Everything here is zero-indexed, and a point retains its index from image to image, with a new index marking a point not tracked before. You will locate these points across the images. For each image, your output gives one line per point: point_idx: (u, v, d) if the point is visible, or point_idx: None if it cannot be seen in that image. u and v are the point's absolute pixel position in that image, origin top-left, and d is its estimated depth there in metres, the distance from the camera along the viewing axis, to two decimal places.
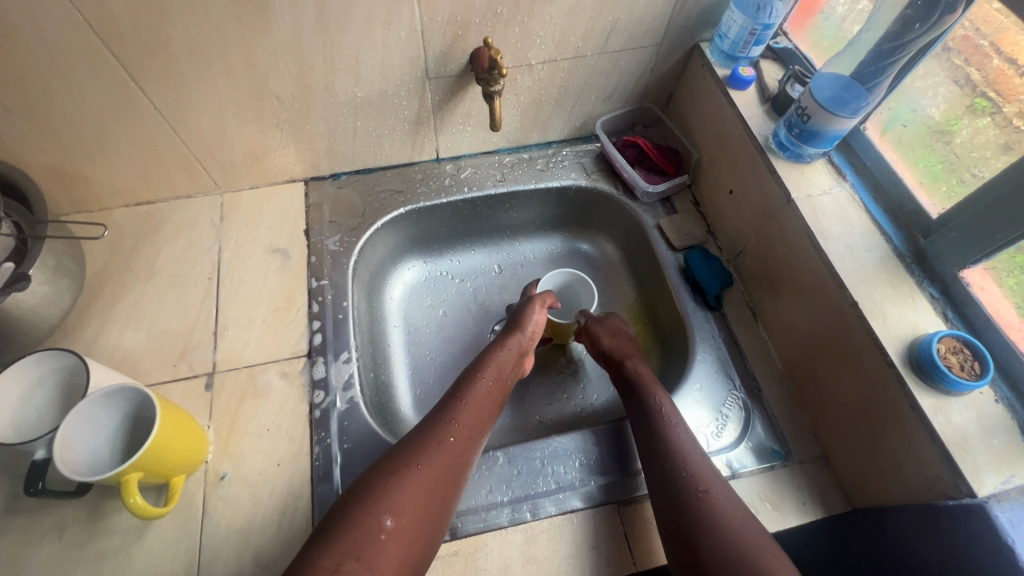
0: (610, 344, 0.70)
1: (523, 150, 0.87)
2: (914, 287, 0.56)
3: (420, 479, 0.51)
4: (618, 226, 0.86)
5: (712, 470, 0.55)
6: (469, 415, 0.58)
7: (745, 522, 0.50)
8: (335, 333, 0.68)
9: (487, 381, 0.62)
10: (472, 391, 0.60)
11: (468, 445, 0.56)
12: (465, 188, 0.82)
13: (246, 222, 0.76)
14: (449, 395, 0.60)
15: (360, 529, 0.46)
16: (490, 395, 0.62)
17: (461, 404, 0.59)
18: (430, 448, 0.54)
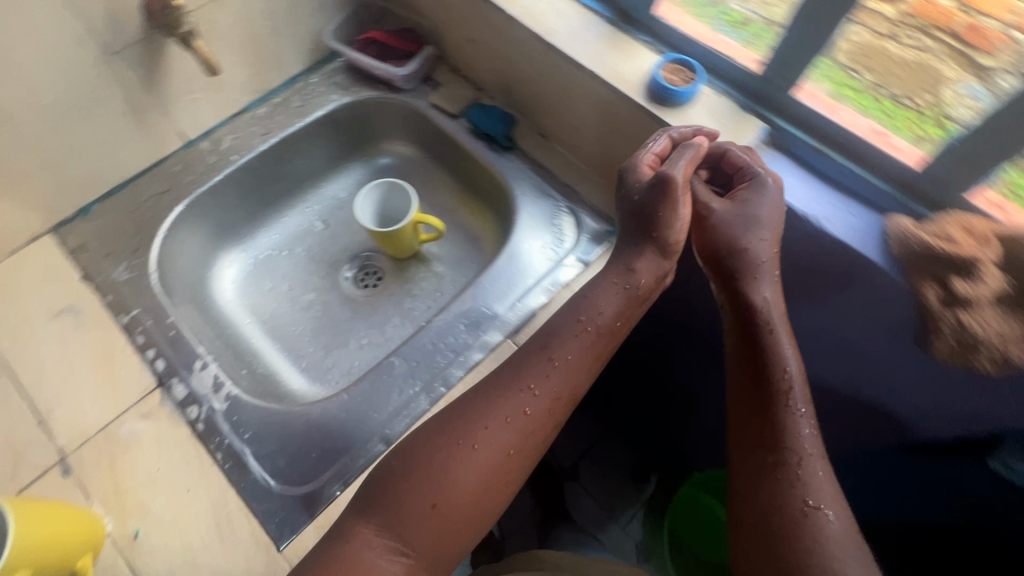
0: (743, 254, 0.53)
1: (272, 96, 0.82)
2: (632, 42, 0.65)
3: (480, 457, 0.48)
4: (401, 124, 0.86)
5: (824, 473, 0.47)
6: (562, 381, 0.52)
7: (839, 534, 0.44)
8: (176, 350, 0.64)
9: (584, 327, 0.53)
10: (563, 348, 0.52)
11: (549, 421, 0.51)
12: (233, 156, 0.77)
13: (9, 302, 0.65)
14: (535, 354, 0.52)
15: (406, 505, 0.46)
16: (594, 351, 0.53)
17: (546, 373, 0.51)
18: (494, 423, 0.49)
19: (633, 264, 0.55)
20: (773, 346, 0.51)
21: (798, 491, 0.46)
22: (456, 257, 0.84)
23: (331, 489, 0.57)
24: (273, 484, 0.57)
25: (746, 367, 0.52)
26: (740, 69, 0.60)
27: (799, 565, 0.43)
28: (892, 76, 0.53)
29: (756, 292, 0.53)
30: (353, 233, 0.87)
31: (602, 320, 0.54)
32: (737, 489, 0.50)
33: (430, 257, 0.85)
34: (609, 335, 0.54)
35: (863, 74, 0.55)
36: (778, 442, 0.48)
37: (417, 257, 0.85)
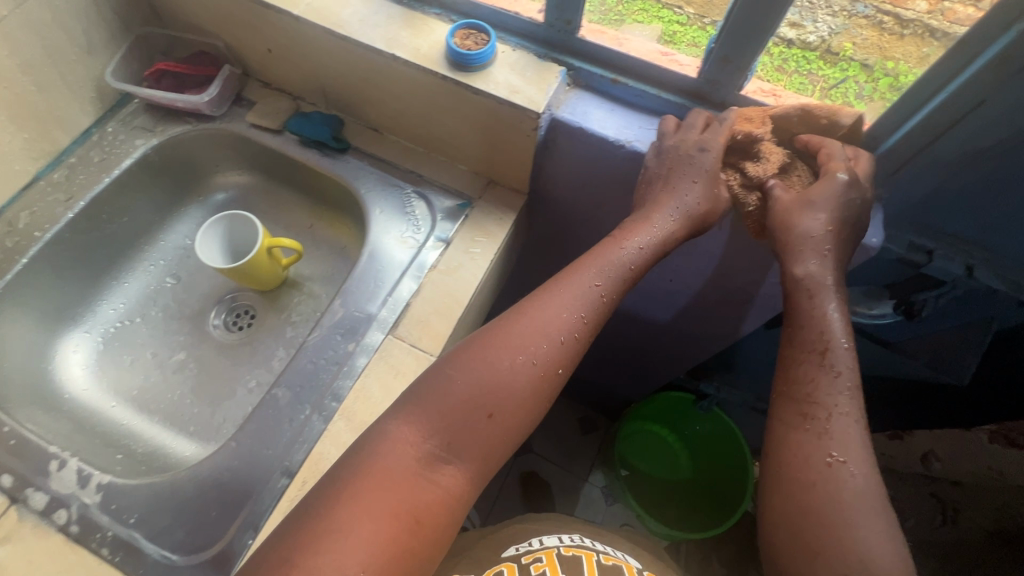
0: (796, 231, 0.54)
1: (65, 157, 0.74)
2: (422, 18, 0.65)
3: (528, 373, 0.51)
4: (226, 152, 0.81)
5: (853, 431, 0.48)
6: (601, 310, 0.55)
7: (857, 487, 0.46)
8: (23, 457, 0.57)
9: (623, 256, 0.56)
10: (608, 270, 0.55)
11: (587, 340, 0.55)
12: (36, 232, 0.69)
13: None
14: (576, 280, 0.55)
15: (463, 407, 0.49)
16: (628, 277, 0.56)
17: (587, 295, 0.55)
18: (543, 339, 0.52)
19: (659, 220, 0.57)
20: (798, 302, 0.54)
21: (822, 440, 0.48)
22: (326, 271, 0.81)
23: (241, 539, 0.54)
24: (174, 556, 0.54)
25: (790, 323, 0.54)
26: (526, 22, 0.63)
27: (817, 500, 0.46)
28: (708, 7, 0.57)
29: (798, 264, 0.54)
30: (209, 278, 0.81)
31: (632, 272, 0.56)
32: (773, 434, 0.52)
33: (298, 281, 0.81)
34: (631, 281, 0.57)
35: (686, 8, 0.58)
36: (809, 397, 0.50)
37: (286, 283, 0.81)
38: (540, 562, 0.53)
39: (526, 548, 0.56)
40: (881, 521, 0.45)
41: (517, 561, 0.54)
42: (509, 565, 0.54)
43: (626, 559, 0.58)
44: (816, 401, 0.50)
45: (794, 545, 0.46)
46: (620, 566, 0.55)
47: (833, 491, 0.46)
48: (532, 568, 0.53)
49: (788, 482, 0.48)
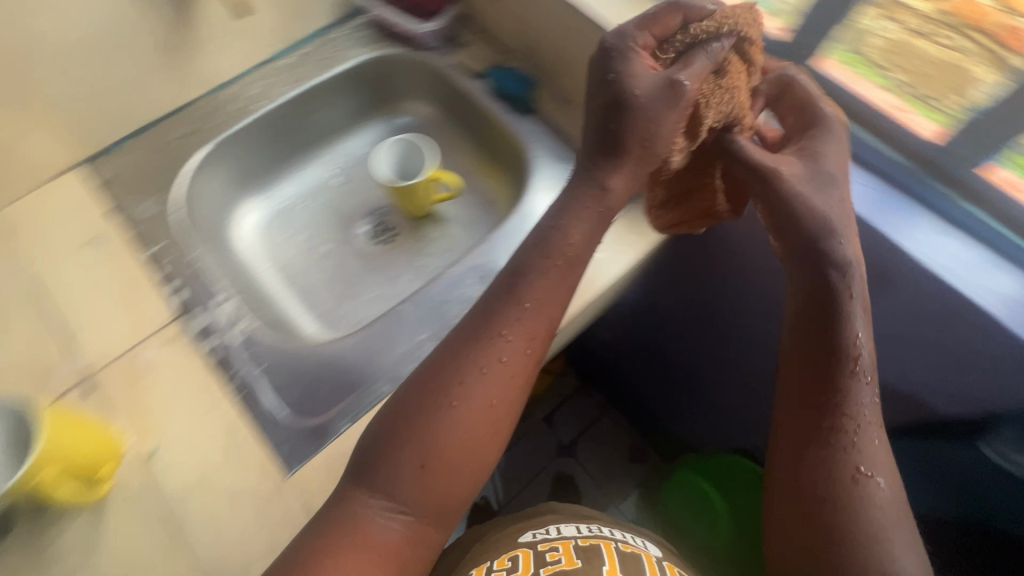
0: (811, 228, 0.48)
1: (297, 46, 0.83)
2: (655, 5, 0.65)
3: (458, 415, 0.45)
4: (423, 83, 0.87)
5: (879, 441, 0.46)
6: (560, 280, 0.49)
7: (894, 501, 0.44)
8: (198, 283, 0.67)
9: (523, 305, 0.48)
10: (506, 314, 0.48)
11: (531, 360, 0.48)
12: (258, 104, 0.79)
13: (38, 230, 0.68)
14: (509, 295, 0.48)
15: (393, 465, 0.44)
16: (561, 284, 0.49)
17: (517, 323, 0.47)
18: (446, 405, 0.45)
19: (607, 99, 0.48)
20: (822, 311, 0.48)
21: (851, 457, 0.45)
22: (471, 217, 0.85)
23: (341, 420, 0.59)
24: (284, 415, 0.60)
25: (797, 332, 0.49)
26: None
27: (847, 539, 0.42)
28: (925, 80, 0.58)
29: (836, 270, 0.47)
30: (371, 188, 0.88)
31: (571, 251, 0.49)
32: (783, 453, 0.48)
33: (444, 218, 0.85)
34: (564, 266, 0.49)
35: (901, 77, 0.60)
36: (833, 410, 0.46)
37: (434, 216, 0.86)
38: (555, 550, 0.51)
39: (542, 537, 0.54)
40: (915, 542, 0.42)
41: (533, 547, 0.52)
42: (524, 551, 0.52)
43: (646, 548, 0.55)
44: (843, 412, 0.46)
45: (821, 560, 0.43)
46: (638, 554, 0.52)
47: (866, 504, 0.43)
48: (545, 556, 0.50)
49: (805, 502, 0.45)
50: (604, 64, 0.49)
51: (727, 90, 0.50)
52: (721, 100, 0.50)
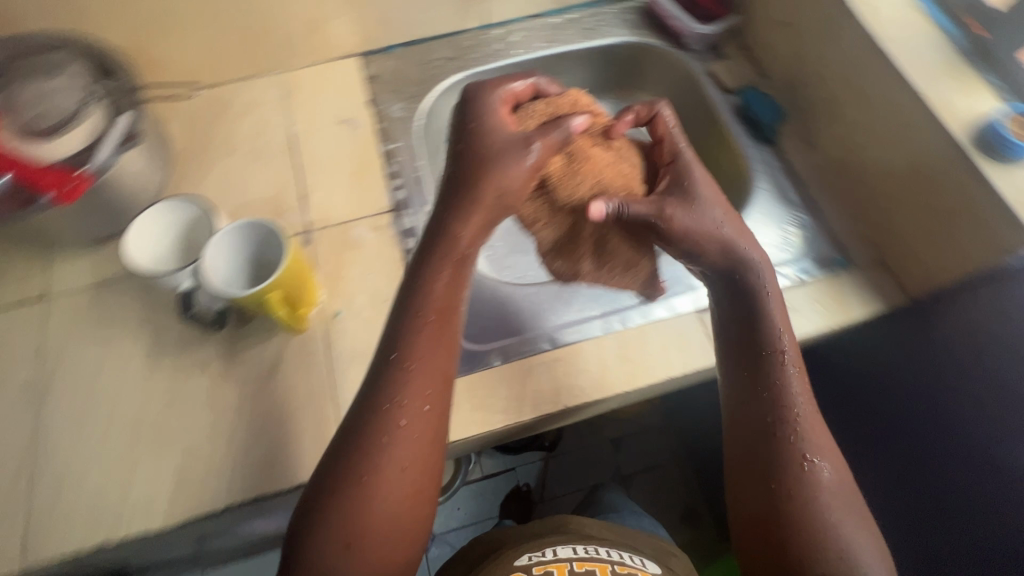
0: (693, 234, 0.54)
1: (568, 11, 0.86)
2: (975, 78, 0.59)
3: (406, 437, 0.47)
4: (667, 81, 0.88)
5: (819, 425, 0.49)
6: (449, 291, 0.51)
7: (836, 486, 0.47)
8: (416, 189, 0.73)
9: (398, 359, 0.49)
10: (401, 372, 0.48)
11: (449, 347, 0.51)
12: (516, 51, 0.84)
13: (312, 97, 0.79)
14: (408, 313, 0.50)
15: (341, 524, 0.44)
16: (434, 337, 0.50)
17: (420, 334, 0.49)
18: (392, 429, 0.47)
19: (532, 142, 0.55)
20: (762, 320, 0.52)
21: (794, 449, 0.48)
22: None
23: (495, 356, 0.63)
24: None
25: (740, 373, 0.52)
26: None
27: (798, 534, 0.45)
28: None
29: (752, 272, 0.54)
30: None
31: (462, 246, 0.53)
32: (735, 455, 0.51)
33: None
34: (442, 318, 0.51)
35: None
36: (770, 407, 0.50)
37: None
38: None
39: (539, 560, 0.54)
40: (857, 519, 0.46)
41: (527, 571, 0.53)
42: None
43: (642, 566, 0.56)
44: (784, 405, 0.49)
45: (775, 527, 0.46)
46: None
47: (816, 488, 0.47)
48: None
49: (758, 480, 0.48)
50: (469, 107, 0.57)
51: (578, 172, 0.60)
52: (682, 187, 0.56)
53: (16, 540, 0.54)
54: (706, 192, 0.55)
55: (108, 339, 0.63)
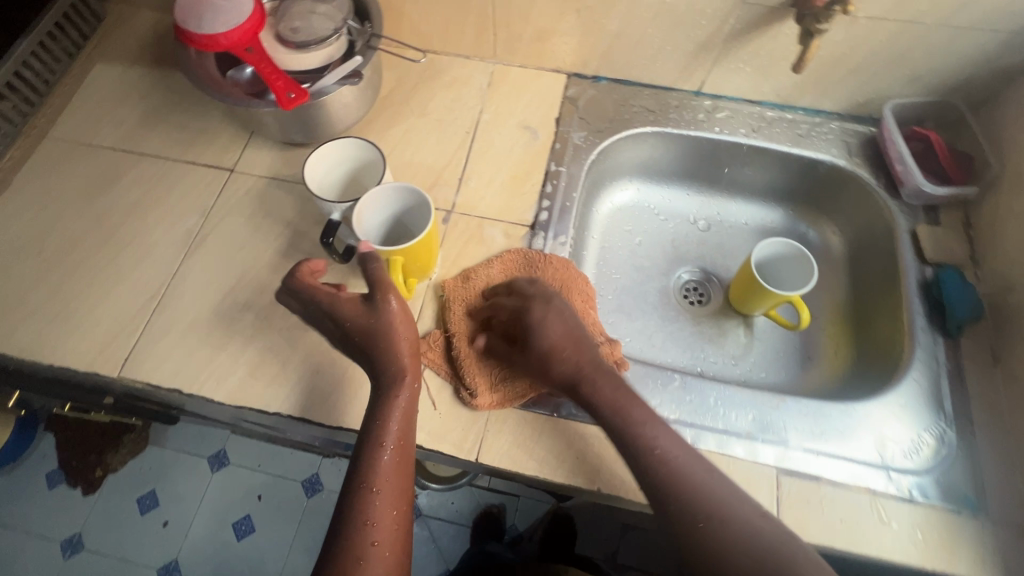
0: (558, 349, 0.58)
1: (787, 109, 0.82)
2: None
3: (382, 553, 0.51)
4: (859, 218, 0.81)
5: (714, 492, 0.49)
6: (410, 403, 0.58)
7: (759, 545, 0.45)
8: (559, 216, 0.74)
9: (363, 488, 0.53)
10: (364, 497, 0.53)
11: (408, 460, 0.56)
12: (716, 128, 0.81)
13: (509, 95, 0.83)
14: (368, 450, 0.55)
15: None
16: (394, 463, 0.55)
17: (383, 463, 0.54)
18: (365, 548, 0.51)
19: (385, 297, 0.58)
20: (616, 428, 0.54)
21: (700, 523, 0.47)
22: (775, 353, 0.81)
23: (555, 407, 0.62)
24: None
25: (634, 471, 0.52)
26: None
27: None
28: None
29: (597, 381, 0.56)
30: (718, 256, 0.89)
31: (398, 380, 0.58)
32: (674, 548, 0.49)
33: (755, 331, 0.82)
34: (401, 448, 0.56)
35: None
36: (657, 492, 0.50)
37: (743, 320, 0.84)
38: None
39: None
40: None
41: None
42: None
43: None
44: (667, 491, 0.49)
45: None
46: None
47: (719, 540, 0.46)
48: None
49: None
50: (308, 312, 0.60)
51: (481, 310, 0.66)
52: (550, 320, 0.59)
53: (126, 350, 0.65)
54: (556, 329, 0.58)
55: (258, 227, 0.72)
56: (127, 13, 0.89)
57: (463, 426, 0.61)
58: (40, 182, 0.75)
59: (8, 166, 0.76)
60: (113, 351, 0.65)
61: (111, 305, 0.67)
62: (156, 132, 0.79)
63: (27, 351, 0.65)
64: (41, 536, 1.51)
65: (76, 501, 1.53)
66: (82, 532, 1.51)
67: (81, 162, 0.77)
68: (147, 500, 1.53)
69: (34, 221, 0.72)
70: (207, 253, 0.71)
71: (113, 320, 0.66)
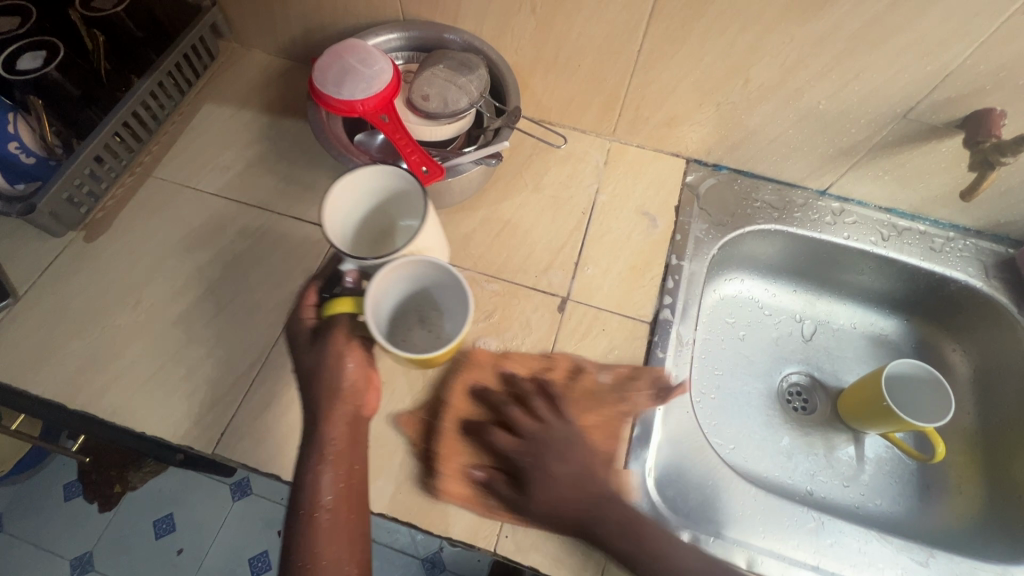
0: (548, 484, 0.55)
1: (918, 220, 0.78)
2: None
3: None
4: (990, 343, 0.76)
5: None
6: (341, 458, 0.55)
7: None
8: (682, 314, 0.70)
9: (294, 551, 0.51)
10: (303, 561, 0.51)
11: (352, 518, 0.54)
12: (843, 233, 0.77)
13: (627, 177, 0.80)
14: (300, 514, 0.52)
15: None
16: (332, 523, 0.52)
17: (320, 527, 0.52)
18: None
19: (347, 355, 0.58)
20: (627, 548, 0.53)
21: None
22: (890, 479, 0.75)
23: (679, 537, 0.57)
24: (633, 482, 0.59)
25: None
26: None
27: None
28: None
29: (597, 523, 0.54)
30: (828, 361, 0.83)
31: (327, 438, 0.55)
32: None
33: (864, 451, 0.77)
34: (340, 508, 0.53)
35: None
36: None
37: (854, 435, 0.78)
38: None
39: None
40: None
41: None
42: None
43: None
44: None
45: None
46: None
47: None
48: None
49: None
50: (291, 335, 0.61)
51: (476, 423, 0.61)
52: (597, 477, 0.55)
53: (222, 425, 0.61)
54: (560, 475, 0.55)
55: None
56: (240, 54, 0.88)
57: (582, 549, 0.56)
58: (141, 226, 0.72)
59: (110, 206, 0.74)
60: (209, 424, 0.61)
61: (208, 370, 0.64)
62: (262, 182, 0.77)
63: (118, 414, 0.61)
64: (47, 551, 1.43)
65: (88, 519, 1.44)
66: (93, 551, 1.42)
67: (185, 208, 0.74)
68: (164, 523, 1.42)
69: (134, 268, 0.70)
70: None
71: (208, 387, 0.63)
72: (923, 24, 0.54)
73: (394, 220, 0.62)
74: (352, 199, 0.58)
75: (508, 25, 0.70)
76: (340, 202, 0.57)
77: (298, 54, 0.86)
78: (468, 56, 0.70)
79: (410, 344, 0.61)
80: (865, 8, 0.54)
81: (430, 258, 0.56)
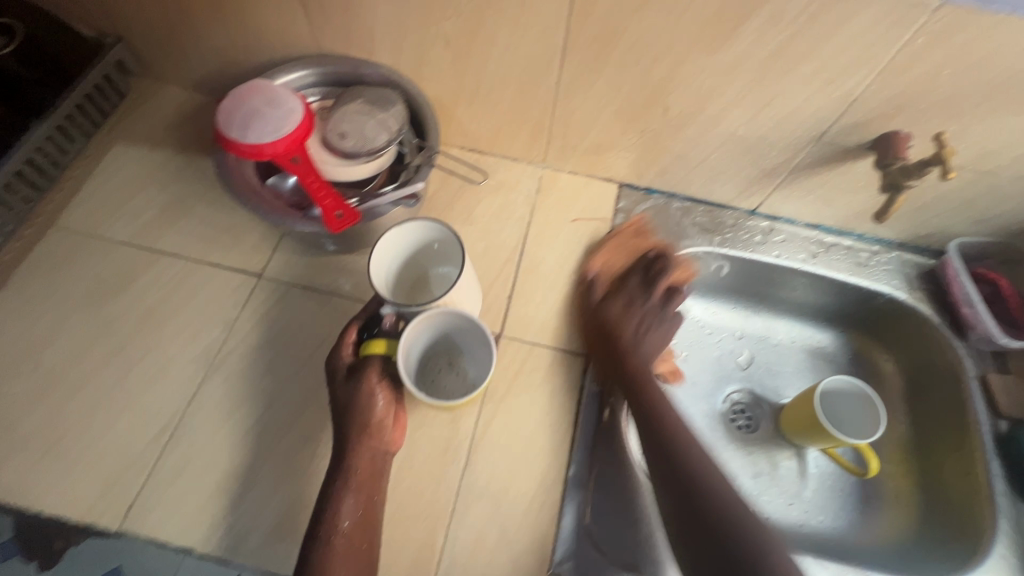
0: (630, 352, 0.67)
1: (844, 235, 0.79)
2: None
3: None
4: (918, 352, 0.78)
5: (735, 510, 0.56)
6: (362, 483, 0.53)
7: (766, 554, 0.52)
8: None
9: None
10: None
11: (361, 551, 0.51)
12: (773, 252, 0.78)
13: (560, 204, 0.79)
14: (313, 543, 0.49)
15: None
16: (343, 553, 0.50)
17: (334, 556, 0.49)
18: None
19: (378, 389, 0.55)
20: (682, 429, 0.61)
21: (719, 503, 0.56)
22: (831, 493, 0.75)
23: None
24: (567, 526, 0.58)
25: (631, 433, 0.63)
26: None
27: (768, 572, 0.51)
28: None
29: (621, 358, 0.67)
30: (769, 377, 0.84)
31: (353, 464, 0.53)
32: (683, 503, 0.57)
33: (806, 466, 0.77)
34: (353, 542, 0.51)
35: None
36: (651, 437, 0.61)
37: (796, 450, 0.79)
38: None
39: None
40: None
41: None
42: None
43: None
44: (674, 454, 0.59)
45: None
46: None
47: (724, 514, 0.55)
48: None
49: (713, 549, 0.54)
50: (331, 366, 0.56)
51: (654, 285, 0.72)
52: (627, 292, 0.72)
53: (131, 495, 0.57)
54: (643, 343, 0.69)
55: (287, 347, 0.65)
56: (153, 89, 0.83)
57: None
58: (41, 283, 0.67)
59: (6, 261, 0.69)
60: (117, 495, 0.57)
61: (116, 439, 0.60)
62: (176, 227, 0.73)
63: (14, 493, 0.57)
64: None
65: None
66: None
67: (90, 260, 0.69)
68: None
69: (33, 329, 0.65)
70: (230, 376, 0.64)
71: (118, 456, 0.59)
72: (824, 52, 0.55)
73: (427, 270, 0.62)
74: (397, 243, 0.58)
75: (425, 58, 0.68)
76: (388, 247, 0.57)
77: (215, 87, 0.82)
78: (386, 91, 0.69)
79: (441, 388, 0.58)
80: (769, 39, 0.55)
81: (463, 314, 0.56)
